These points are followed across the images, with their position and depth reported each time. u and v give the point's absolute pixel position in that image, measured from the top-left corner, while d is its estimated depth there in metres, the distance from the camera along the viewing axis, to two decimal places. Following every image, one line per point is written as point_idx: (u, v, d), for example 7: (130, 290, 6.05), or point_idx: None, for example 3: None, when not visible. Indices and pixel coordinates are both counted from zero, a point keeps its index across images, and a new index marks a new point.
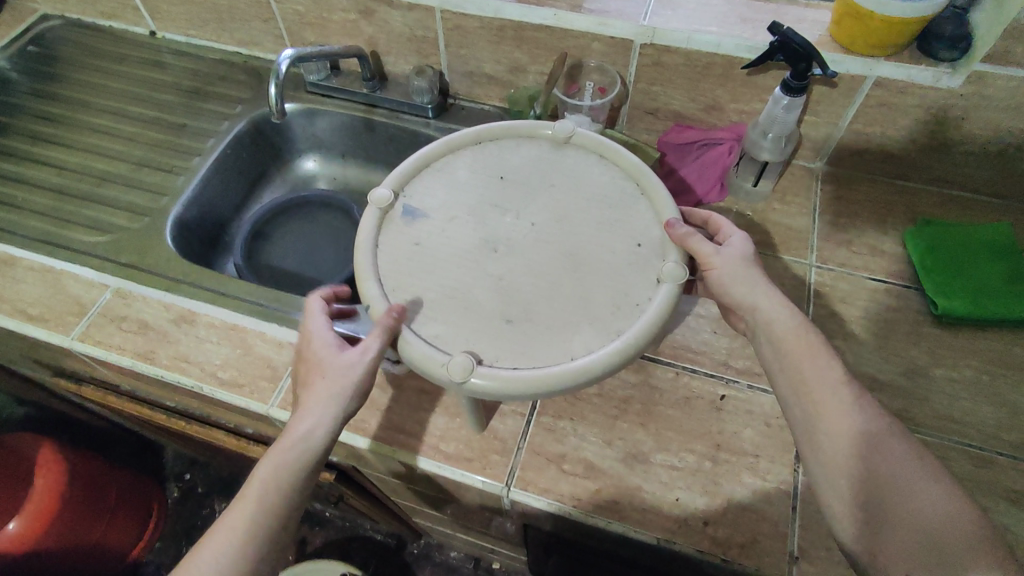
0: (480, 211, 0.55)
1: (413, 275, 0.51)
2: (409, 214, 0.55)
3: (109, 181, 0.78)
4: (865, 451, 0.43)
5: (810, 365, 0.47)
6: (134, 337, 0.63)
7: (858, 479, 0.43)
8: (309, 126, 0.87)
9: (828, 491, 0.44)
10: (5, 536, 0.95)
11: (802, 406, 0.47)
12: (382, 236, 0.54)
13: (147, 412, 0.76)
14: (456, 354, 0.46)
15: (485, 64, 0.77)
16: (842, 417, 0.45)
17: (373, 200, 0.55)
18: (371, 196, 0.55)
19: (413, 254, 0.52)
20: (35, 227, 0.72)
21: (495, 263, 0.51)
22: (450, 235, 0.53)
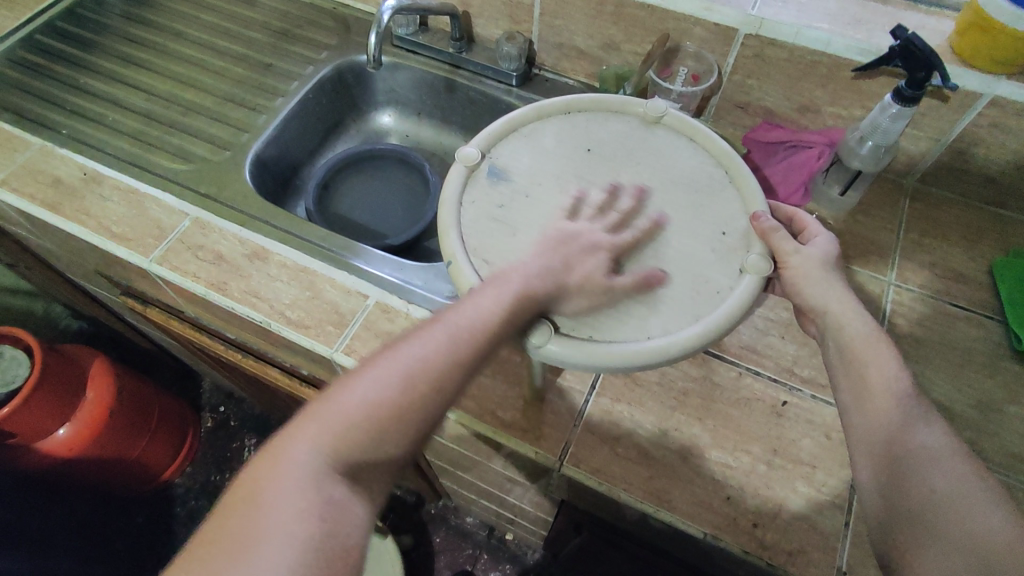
0: (565, 181, 0.54)
1: (499, 238, 0.51)
2: (494, 175, 0.54)
3: (194, 112, 0.79)
4: (916, 465, 0.41)
5: (876, 376, 0.45)
6: (209, 266, 0.65)
7: (904, 490, 0.41)
8: (390, 80, 0.87)
9: (872, 498, 0.43)
10: (55, 440, 1.00)
11: (860, 415, 0.45)
12: (466, 194, 0.53)
13: (207, 341, 0.78)
14: (535, 319, 0.45)
15: (577, 37, 0.76)
16: (900, 430, 0.43)
17: (459, 157, 0.54)
18: (458, 153, 0.55)
19: (496, 215, 0.52)
20: (122, 148, 0.74)
21: (577, 234, 0.50)
22: (535, 201, 0.53)
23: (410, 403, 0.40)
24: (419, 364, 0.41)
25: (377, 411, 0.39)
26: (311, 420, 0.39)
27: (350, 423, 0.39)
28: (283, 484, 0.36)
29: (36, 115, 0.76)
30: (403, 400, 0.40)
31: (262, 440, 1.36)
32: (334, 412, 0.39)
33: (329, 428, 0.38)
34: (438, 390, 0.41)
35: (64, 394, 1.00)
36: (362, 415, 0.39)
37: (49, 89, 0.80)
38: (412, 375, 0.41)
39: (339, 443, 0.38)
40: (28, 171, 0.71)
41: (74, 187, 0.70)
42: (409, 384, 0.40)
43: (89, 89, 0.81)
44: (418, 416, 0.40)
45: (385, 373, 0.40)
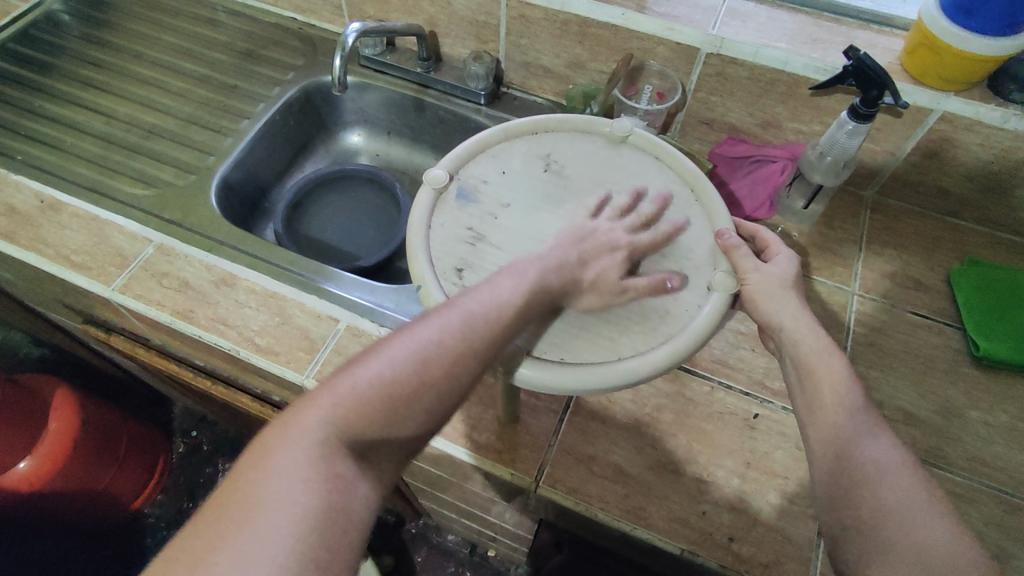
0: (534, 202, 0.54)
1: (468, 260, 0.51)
2: (462, 197, 0.54)
3: (156, 135, 0.78)
4: (868, 476, 0.41)
5: (830, 389, 0.45)
6: (174, 294, 0.63)
7: (857, 502, 0.41)
8: (358, 100, 0.87)
9: (826, 512, 0.42)
10: (15, 474, 0.96)
11: (814, 430, 0.44)
12: (435, 217, 0.53)
13: (175, 369, 0.77)
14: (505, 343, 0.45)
15: (544, 56, 0.76)
16: (854, 442, 0.42)
17: (427, 178, 0.54)
18: (425, 175, 0.54)
19: (466, 237, 0.52)
20: (82, 174, 0.72)
21: None
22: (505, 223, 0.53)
23: (415, 403, 0.39)
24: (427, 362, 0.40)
25: (372, 404, 0.39)
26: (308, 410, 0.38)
27: (365, 401, 0.39)
28: (293, 453, 0.36)
29: None
30: (419, 377, 0.40)
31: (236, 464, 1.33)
32: (332, 399, 0.39)
33: (337, 407, 0.38)
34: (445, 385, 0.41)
35: (21, 425, 0.97)
36: (372, 394, 0.39)
37: (3, 114, 0.78)
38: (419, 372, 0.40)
39: (345, 427, 0.38)
40: None
41: (31, 215, 0.68)
42: (415, 381, 0.40)
43: (45, 112, 0.79)
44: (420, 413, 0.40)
45: (384, 362, 0.40)
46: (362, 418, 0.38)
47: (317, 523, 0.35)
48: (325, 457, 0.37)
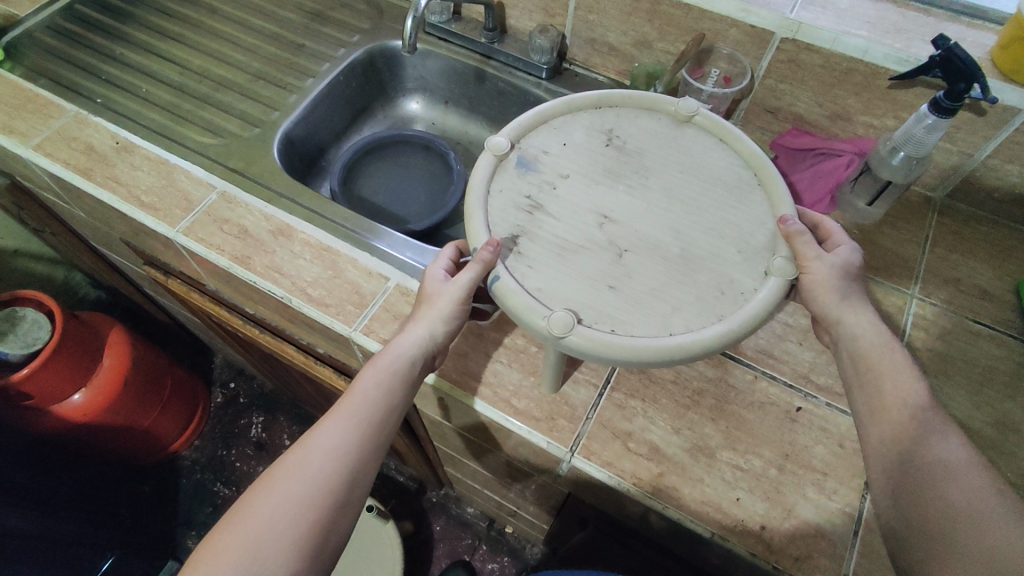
0: (594, 174, 0.52)
1: (522, 222, 0.49)
2: (521, 165, 0.53)
3: (224, 87, 0.79)
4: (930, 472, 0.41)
5: (892, 389, 0.45)
6: (234, 240, 0.65)
7: (920, 497, 0.41)
8: (420, 67, 0.87)
9: (888, 507, 0.43)
10: (71, 405, 1.01)
11: (871, 427, 0.45)
12: (492, 183, 0.52)
13: (225, 315, 0.79)
14: (557, 310, 0.44)
15: (610, 33, 0.76)
16: (913, 437, 0.43)
17: (488, 145, 0.52)
18: (486, 141, 0.53)
19: (522, 207, 0.50)
20: (156, 121, 0.75)
21: (605, 232, 0.49)
22: (564, 193, 0.51)
23: (322, 495, 0.44)
24: (326, 455, 0.45)
25: (290, 501, 0.43)
26: (229, 525, 0.43)
27: (294, 492, 0.44)
28: (231, 546, 0.42)
29: (72, 83, 0.78)
30: (336, 459, 0.45)
31: (271, 418, 1.38)
32: (260, 497, 0.44)
33: (264, 503, 0.43)
34: (347, 472, 0.45)
35: (83, 359, 1.01)
36: (297, 484, 0.44)
37: (86, 59, 0.81)
38: (319, 469, 0.45)
39: (273, 517, 0.43)
40: (62, 137, 0.72)
41: (106, 154, 0.71)
42: (319, 479, 0.44)
43: (124, 60, 0.82)
44: (331, 502, 0.44)
45: (308, 454, 0.45)
46: (276, 527, 0.43)
47: None
48: (251, 575, 0.41)
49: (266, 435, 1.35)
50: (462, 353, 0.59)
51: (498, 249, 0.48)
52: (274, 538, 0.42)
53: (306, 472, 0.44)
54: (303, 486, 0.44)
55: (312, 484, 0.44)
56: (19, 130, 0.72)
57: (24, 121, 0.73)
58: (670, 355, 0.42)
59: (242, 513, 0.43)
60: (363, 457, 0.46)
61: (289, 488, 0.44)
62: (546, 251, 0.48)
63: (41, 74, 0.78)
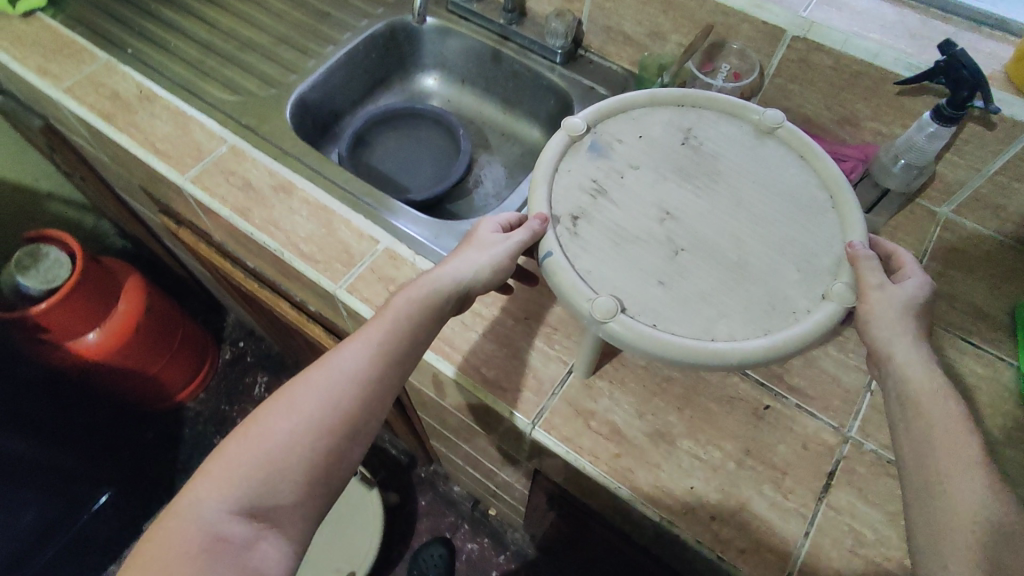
0: (665, 173, 0.56)
1: (588, 207, 0.53)
2: (596, 151, 0.57)
3: (248, 48, 0.82)
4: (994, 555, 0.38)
5: (946, 435, 0.43)
6: (237, 191, 0.68)
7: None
8: (439, 44, 0.88)
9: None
10: (85, 344, 1.06)
11: (917, 470, 0.43)
12: (565, 162, 0.56)
13: (228, 268, 0.82)
14: (601, 296, 0.47)
15: (626, 22, 0.76)
16: (974, 512, 0.40)
17: (565, 126, 0.57)
18: (565, 121, 0.58)
19: (589, 189, 0.54)
20: (179, 74, 0.78)
21: (664, 227, 0.53)
22: (631, 183, 0.55)
23: (340, 416, 0.44)
24: (352, 376, 0.46)
25: (312, 418, 0.43)
26: (244, 435, 0.43)
27: (319, 408, 0.44)
28: (246, 457, 0.41)
29: (107, 33, 0.82)
30: (362, 382, 0.46)
31: (275, 379, 1.42)
32: (280, 409, 0.43)
33: (284, 417, 0.43)
34: (367, 395, 0.46)
35: (100, 300, 1.06)
36: (318, 402, 0.44)
37: (124, 12, 0.85)
38: (340, 388, 0.45)
39: (294, 432, 0.43)
40: (91, 82, 0.75)
41: (129, 101, 0.74)
42: (340, 399, 0.45)
43: (159, 15, 0.85)
44: (348, 426, 0.44)
45: (331, 372, 0.45)
46: (292, 441, 0.42)
47: (269, 518, 0.41)
48: (267, 487, 0.41)
49: (269, 395, 1.40)
50: None
51: (559, 226, 0.52)
52: (290, 452, 0.42)
53: (326, 390, 0.45)
54: (323, 403, 0.44)
55: (335, 404, 0.44)
56: (53, 72, 0.76)
57: (59, 64, 0.77)
58: (704, 352, 0.45)
59: (259, 426, 0.43)
60: (385, 384, 0.47)
61: (310, 403, 0.44)
62: (602, 237, 0.52)
63: (80, 23, 0.82)
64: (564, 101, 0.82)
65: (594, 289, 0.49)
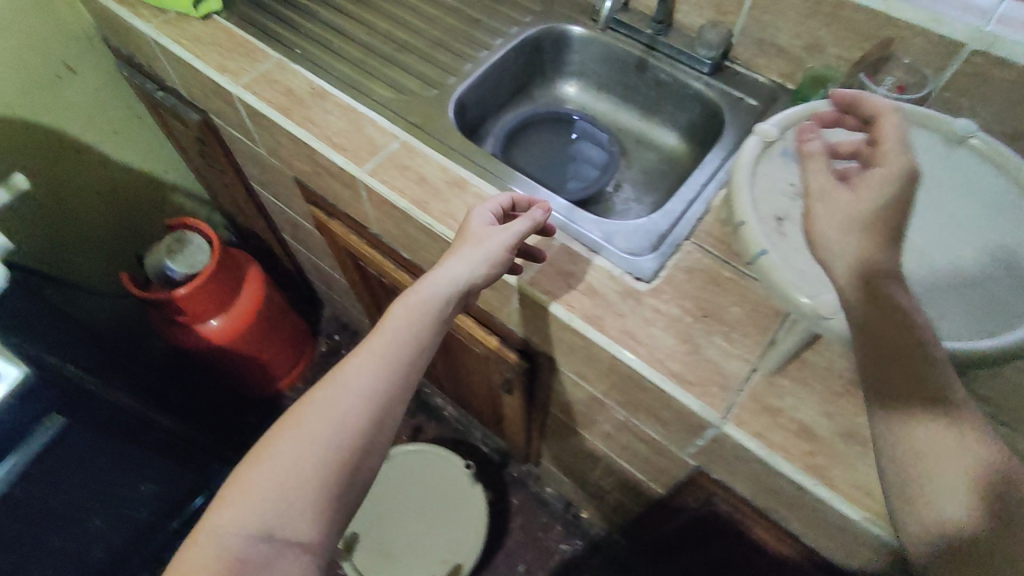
0: None
1: (791, 209, 0.54)
2: (788, 155, 0.58)
3: (406, 51, 0.85)
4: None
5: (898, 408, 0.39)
6: (413, 185, 0.71)
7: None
8: (582, 53, 0.91)
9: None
10: (209, 330, 1.12)
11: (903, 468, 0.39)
12: (761, 166, 0.57)
13: (379, 260, 0.86)
14: (823, 293, 0.48)
15: (781, 35, 0.77)
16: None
17: (761, 131, 0.58)
18: (758, 127, 0.59)
19: (788, 192, 0.55)
20: (346, 74, 0.82)
21: None
22: None
23: (354, 430, 0.49)
24: (361, 387, 0.51)
25: (325, 434, 0.48)
26: (257, 459, 0.47)
27: (334, 424, 0.49)
28: (261, 481, 0.46)
29: (276, 34, 0.87)
30: (371, 393, 0.51)
31: None
32: (289, 433, 0.48)
33: (293, 437, 0.48)
34: (373, 407, 0.51)
35: (227, 289, 1.12)
36: (330, 418, 0.49)
37: (287, 15, 0.90)
38: (348, 403, 0.50)
39: (304, 449, 0.47)
40: (267, 80, 0.81)
41: (304, 98, 0.78)
42: (351, 415, 0.50)
43: (320, 18, 0.89)
44: (360, 439, 0.49)
45: (337, 387, 0.51)
46: (308, 461, 0.47)
47: (290, 534, 0.45)
48: (288, 503, 0.45)
49: None
50: (621, 314, 0.62)
51: (768, 226, 0.53)
52: (306, 469, 0.47)
53: (336, 408, 0.49)
54: (332, 425, 0.49)
55: (344, 414, 0.49)
56: (232, 70, 0.82)
57: (236, 63, 0.82)
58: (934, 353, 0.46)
59: (272, 448, 0.47)
60: (393, 394, 0.52)
61: (321, 423, 0.49)
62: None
63: (250, 24, 0.88)
64: (709, 111, 0.85)
65: (814, 288, 0.49)
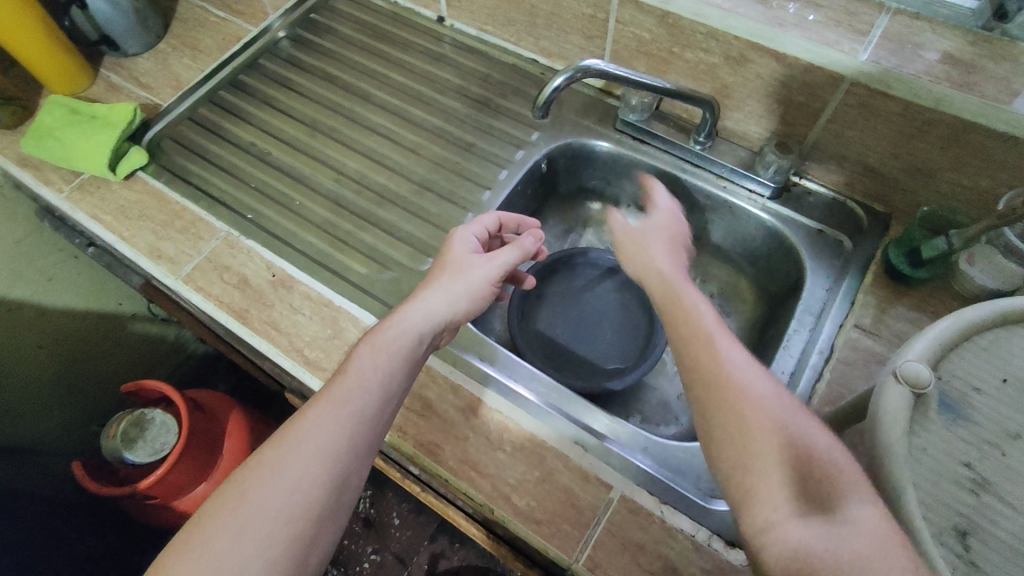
0: None
1: (977, 519, 0.37)
2: (948, 411, 0.40)
3: (389, 202, 0.68)
4: (810, 477, 0.35)
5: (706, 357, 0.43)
6: (416, 418, 0.55)
7: (814, 511, 0.34)
8: (608, 169, 0.74)
9: (777, 560, 0.34)
10: (193, 498, 0.95)
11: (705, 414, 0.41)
12: (914, 435, 0.39)
13: (382, 466, 0.71)
14: None
15: (872, 152, 0.58)
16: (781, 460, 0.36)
17: (907, 376, 0.39)
18: (898, 366, 0.40)
19: (962, 481, 0.38)
20: (314, 246, 0.64)
21: None
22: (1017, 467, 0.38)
23: (315, 493, 0.42)
24: (319, 444, 0.43)
25: (265, 508, 0.41)
26: (187, 541, 0.40)
27: (284, 490, 0.41)
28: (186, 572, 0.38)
29: (220, 193, 0.68)
30: (330, 447, 0.44)
31: (376, 492, 1.27)
32: (231, 507, 0.41)
33: (229, 516, 0.40)
34: (336, 466, 0.43)
35: (203, 451, 0.94)
36: (279, 484, 0.42)
37: (232, 159, 0.71)
38: (304, 463, 0.42)
39: (241, 525, 0.40)
40: (214, 267, 0.62)
41: (263, 292, 0.61)
42: (310, 476, 0.42)
43: (273, 162, 0.71)
44: (321, 503, 0.42)
45: (290, 443, 0.43)
46: (259, 540, 0.40)
47: None
48: None
49: (375, 511, 1.25)
50: None
51: (948, 554, 0.35)
52: (256, 538, 0.40)
53: (290, 467, 0.42)
54: (283, 489, 0.41)
55: (298, 477, 0.42)
56: (167, 254, 0.63)
57: (174, 243, 0.64)
58: None
59: (207, 528, 0.40)
60: (355, 453, 0.45)
61: (271, 494, 0.41)
62: (1013, 565, 0.36)
63: (188, 179, 0.70)
64: (777, 244, 0.66)
65: None
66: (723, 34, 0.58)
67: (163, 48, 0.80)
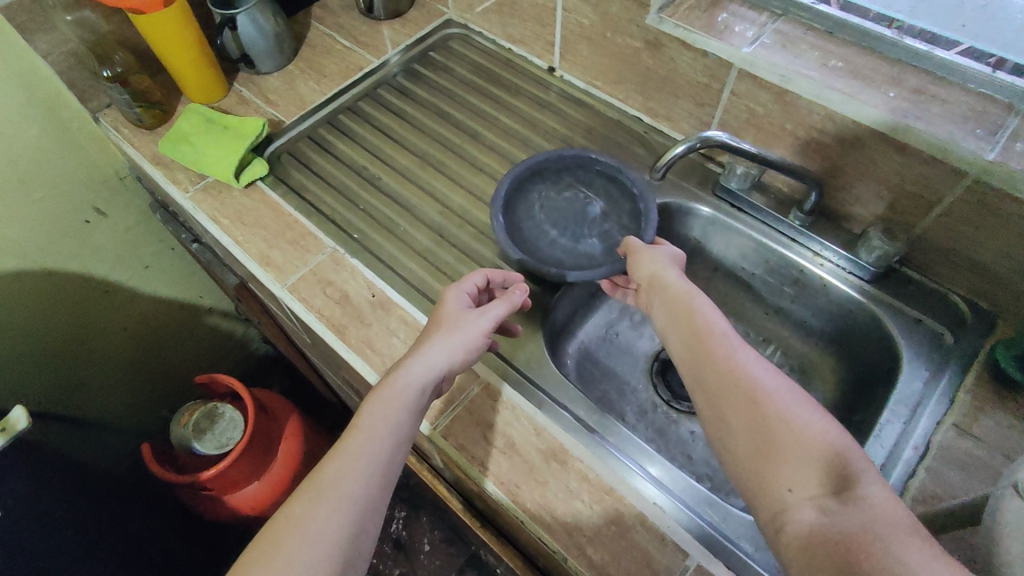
0: None
1: None
2: None
3: (486, 238, 0.70)
4: (823, 466, 0.41)
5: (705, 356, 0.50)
6: (497, 455, 0.56)
7: (827, 492, 0.40)
8: (701, 232, 0.75)
9: (793, 538, 0.39)
10: (244, 496, 0.97)
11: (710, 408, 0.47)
12: None
13: (444, 494, 0.72)
14: None
15: (985, 250, 0.57)
16: (795, 459, 0.42)
17: None
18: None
19: None
20: (413, 271, 0.67)
21: None
22: None
23: (339, 542, 0.43)
24: (347, 495, 0.45)
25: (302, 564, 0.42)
26: None
27: (316, 545, 0.43)
28: None
29: (330, 210, 0.72)
30: (353, 497, 0.45)
31: (410, 513, 1.25)
32: (266, 562, 0.42)
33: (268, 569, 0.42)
34: (361, 513, 0.45)
35: (258, 450, 0.97)
36: (308, 537, 0.43)
37: (345, 180, 0.75)
38: (330, 517, 0.44)
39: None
40: (319, 280, 0.66)
41: (362, 310, 0.64)
42: (338, 530, 0.44)
43: (382, 187, 0.75)
44: (348, 554, 0.43)
45: (317, 500, 0.45)
46: None
47: None
48: None
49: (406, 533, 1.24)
50: None
51: None
52: None
53: (317, 524, 0.43)
54: (315, 543, 0.43)
55: (327, 531, 0.43)
56: (276, 263, 0.67)
57: (283, 253, 0.68)
58: None
59: None
60: (376, 498, 0.46)
61: (300, 551, 0.42)
62: None
63: (301, 193, 0.74)
64: (871, 328, 0.65)
65: None
66: (842, 119, 0.58)
67: (292, 69, 0.86)
